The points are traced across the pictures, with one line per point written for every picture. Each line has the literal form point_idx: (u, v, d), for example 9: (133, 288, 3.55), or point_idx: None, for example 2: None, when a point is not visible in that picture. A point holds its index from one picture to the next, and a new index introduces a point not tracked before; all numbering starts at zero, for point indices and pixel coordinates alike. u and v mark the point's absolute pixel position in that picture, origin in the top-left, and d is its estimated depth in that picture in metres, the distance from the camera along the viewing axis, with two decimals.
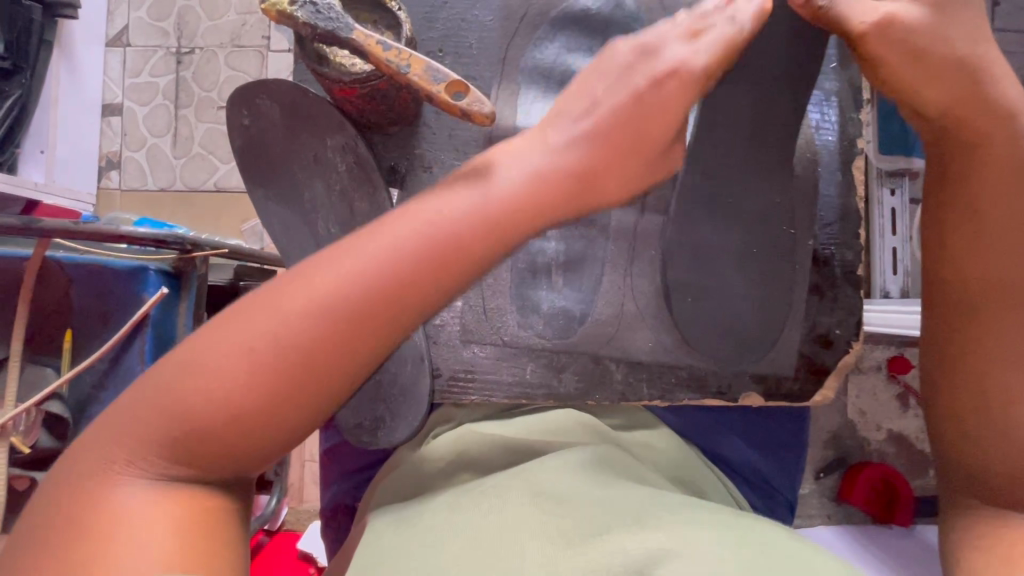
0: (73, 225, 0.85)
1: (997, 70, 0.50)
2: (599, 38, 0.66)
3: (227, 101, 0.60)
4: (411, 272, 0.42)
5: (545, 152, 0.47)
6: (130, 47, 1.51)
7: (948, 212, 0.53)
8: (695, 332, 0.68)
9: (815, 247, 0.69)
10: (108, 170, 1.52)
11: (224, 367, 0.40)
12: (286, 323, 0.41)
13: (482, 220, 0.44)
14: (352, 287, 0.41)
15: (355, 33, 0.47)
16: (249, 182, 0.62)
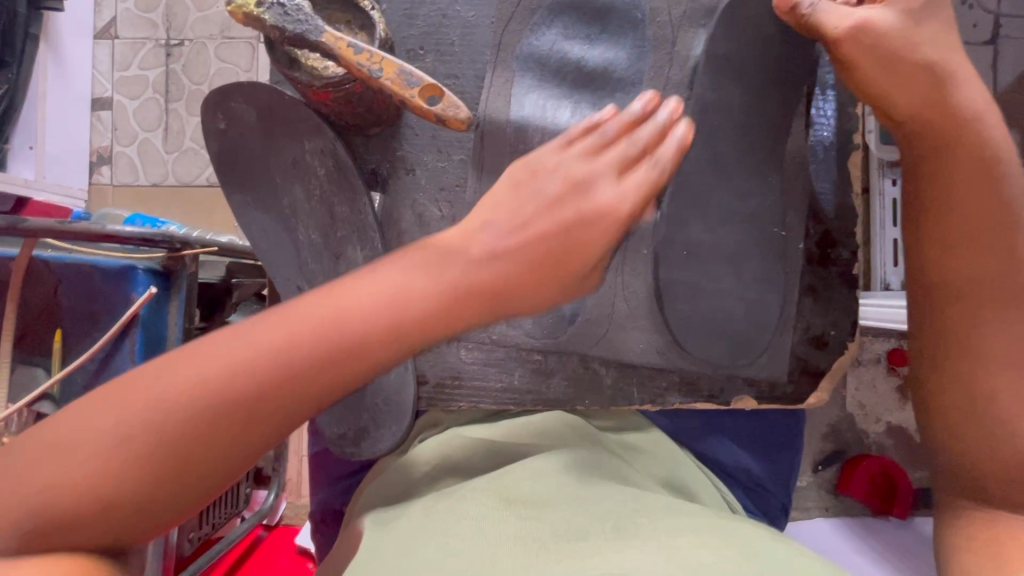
0: (57, 225, 0.83)
1: (962, 74, 0.52)
2: (597, 27, 0.63)
3: (202, 104, 0.58)
4: (358, 341, 0.44)
5: (498, 220, 0.48)
6: (118, 39, 1.48)
7: (925, 216, 0.54)
8: (687, 335, 0.66)
9: (810, 247, 0.67)
10: (100, 166, 1.50)
11: (184, 387, 0.43)
12: (224, 371, 0.43)
13: (427, 296, 0.45)
14: (304, 340, 0.44)
15: (325, 35, 0.45)
16: (227, 186, 0.60)
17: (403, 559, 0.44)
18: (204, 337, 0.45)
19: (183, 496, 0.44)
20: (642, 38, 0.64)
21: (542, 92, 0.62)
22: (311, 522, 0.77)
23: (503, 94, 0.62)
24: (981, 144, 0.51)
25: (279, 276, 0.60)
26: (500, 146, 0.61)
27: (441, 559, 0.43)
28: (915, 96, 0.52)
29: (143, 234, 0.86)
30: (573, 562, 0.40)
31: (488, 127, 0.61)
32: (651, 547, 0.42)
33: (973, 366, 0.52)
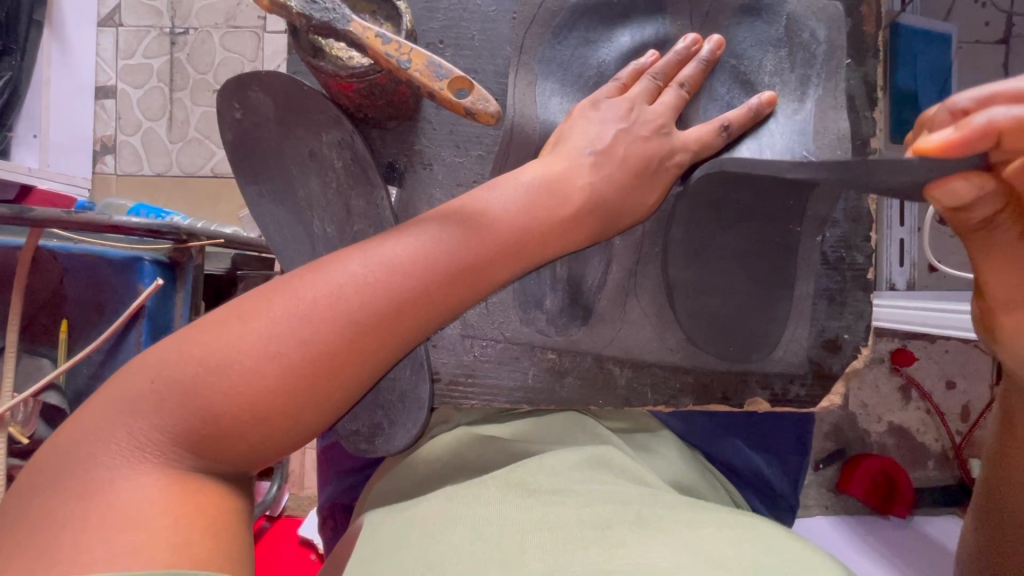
0: (63, 215, 0.82)
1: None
2: (621, 23, 0.62)
3: (218, 91, 0.57)
4: (446, 276, 0.45)
5: (564, 175, 0.52)
6: (122, 27, 1.45)
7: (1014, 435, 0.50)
8: (701, 332, 0.65)
9: (824, 250, 0.67)
10: (103, 155, 1.47)
11: (273, 340, 0.40)
12: (316, 325, 0.41)
13: (504, 234, 0.48)
14: (393, 282, 0.43)
15: (352, 25, 0.44)
16: (240, 179, 0.59)
17: (425, 544, 0.43)
18: (274, 292, 0.42)
19: (267, 458, 0.42)
20: (665, 34, 0.63)
21: (565, 94, 0.63)
22: (318, 517, 0.76)
23: (527, 81, 0.61)
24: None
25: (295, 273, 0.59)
26: (526, 143, 0.61)
27: (461, 546, 0.42)
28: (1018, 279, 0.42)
29: (150, 225, 0.86)
30: (593, 555, 0.40)
31: (517, 123, 0.60)
32: (677, 539, 0.41)
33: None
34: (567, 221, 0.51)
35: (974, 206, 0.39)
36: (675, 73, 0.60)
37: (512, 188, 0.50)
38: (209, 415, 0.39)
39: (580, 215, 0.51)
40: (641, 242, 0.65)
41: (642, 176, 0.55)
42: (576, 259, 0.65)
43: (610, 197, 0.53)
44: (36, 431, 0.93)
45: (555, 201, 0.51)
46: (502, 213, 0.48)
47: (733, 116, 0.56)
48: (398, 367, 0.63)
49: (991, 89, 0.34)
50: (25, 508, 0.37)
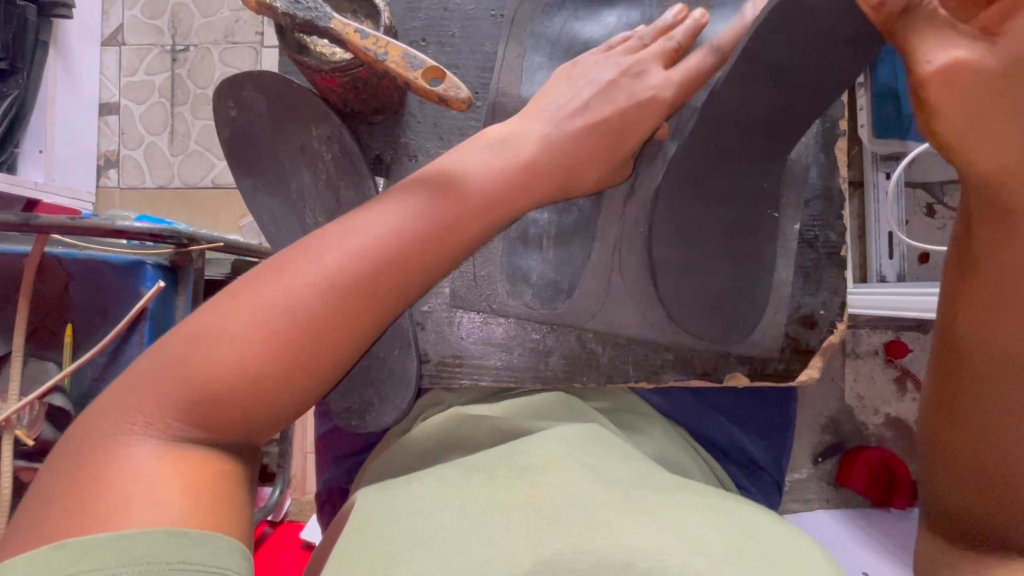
0: (68, 220, 0.87)
1: None
2: (601, 11, 0.66)
3: (215, 91, 0.59)
4: (421, 249, 0.47)
5: (531, 143, 0.54)
6: (125, 45, 1.53)
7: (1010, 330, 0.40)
8: (679, 310, 0.66)
9: (799, 230, 0.68)
10: (107, 169, 1.54)
11: (260, 307, 0.42)
12: (299, 292, 0.43)
13: (475, 197, 0.50)
14: (369, 245, 0.45)
15: (333, 22, 0.46)
16: (237, 174, 0.62)
17: (416, 520, 0.45)
18: (263, 269, 0.45)
19: (264, 427, 0.44)
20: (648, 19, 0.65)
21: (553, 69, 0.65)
22: (316, 504, 0.78)
23: (513, 73, 0.64)
24: None
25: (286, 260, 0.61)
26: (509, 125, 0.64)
27: (451, 524, 0.44)
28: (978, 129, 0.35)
29: (151, 229, 0.89)
30: (577, 535, 0.41)
31: (501, 101, 0.64)
32: (657, 521, 0.43)
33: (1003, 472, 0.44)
34: (536, 186, 0.53)
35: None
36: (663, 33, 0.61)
37: (489, 163, 0.52)
38: (200, 385, 0.42)
39: (551, 179, 0.54)
40: (626, 220, 0.68)
41: (611, 151, 0.57)
42: (564, 242, 0.69)
43: (581, 166, 0.56)
44: (41, 432, 0.98)
45: (523, 165, 0.53)
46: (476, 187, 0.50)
47: (723, 38, 0.58)
48: (386, 347, 0.66)
49: None
50: (50, 478, 0.40)
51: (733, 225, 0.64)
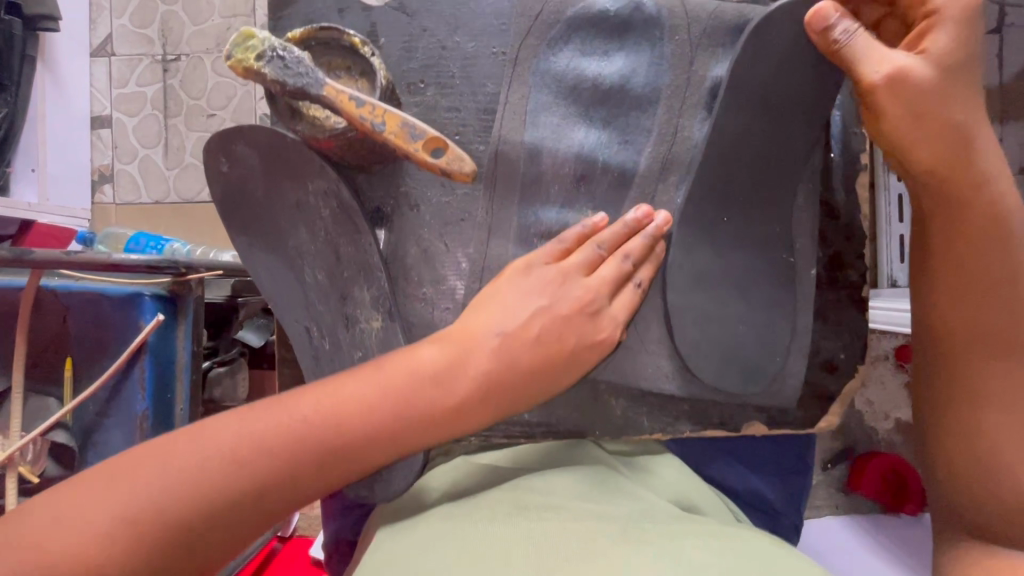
0: (63, 255, 0.86)
1: (994, 183, 0.51)
2: (615, 42, 0.63)
3: (204, 147, 0.57)
4: (368, 439, 0.49)
5: (474, 348, 0.53)
6: (115, 56, 1.49)
7: (955, 296, 0.54)
8: (698, 364, 0.62)
9: (822, 269, 0.65)
10: (102, 184, 1.50)
11: (146, 484, 0.44)
12: (190, 477, 0.44)
13: (391, 419, 0.50)
14: (274, 446, 0.47)
15: (326, 88, 0.43)
16: (234, 231, 0.60)
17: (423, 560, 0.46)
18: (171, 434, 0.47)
19: None
20: (661, 53, 0.63)
21: (558, 110, 0.63)
22: (324, 551, 0.78)
23: (519, 115, 0.62)
24: (989, 212, 0.51)
25: (289, 319, 0.60)
26: (511, 172, 0.62)
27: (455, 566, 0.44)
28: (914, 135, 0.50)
29: (148, 260, 0.92)
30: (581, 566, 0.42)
31: (503, 150, 0.61)
32: (666, 562, 0.42)
33: (975, 410, 0.54)
34: (468, 398, 0.52)
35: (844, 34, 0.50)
36: (622, 243, 0.58)
37: (423, 364, 0.52)
38: (175, 482, 0.44)
39: (477, 393, 0.52)
40: None
41: (559, 360, 0.55)
42: None
43: (523, 373, 0.54)
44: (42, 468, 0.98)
45: (453, 378, 0.51)
46: (451, 376, 0.51)
47: (644, 274, 0.59)
48: None
49: None
50: None
51: (748, 269, 0.62)
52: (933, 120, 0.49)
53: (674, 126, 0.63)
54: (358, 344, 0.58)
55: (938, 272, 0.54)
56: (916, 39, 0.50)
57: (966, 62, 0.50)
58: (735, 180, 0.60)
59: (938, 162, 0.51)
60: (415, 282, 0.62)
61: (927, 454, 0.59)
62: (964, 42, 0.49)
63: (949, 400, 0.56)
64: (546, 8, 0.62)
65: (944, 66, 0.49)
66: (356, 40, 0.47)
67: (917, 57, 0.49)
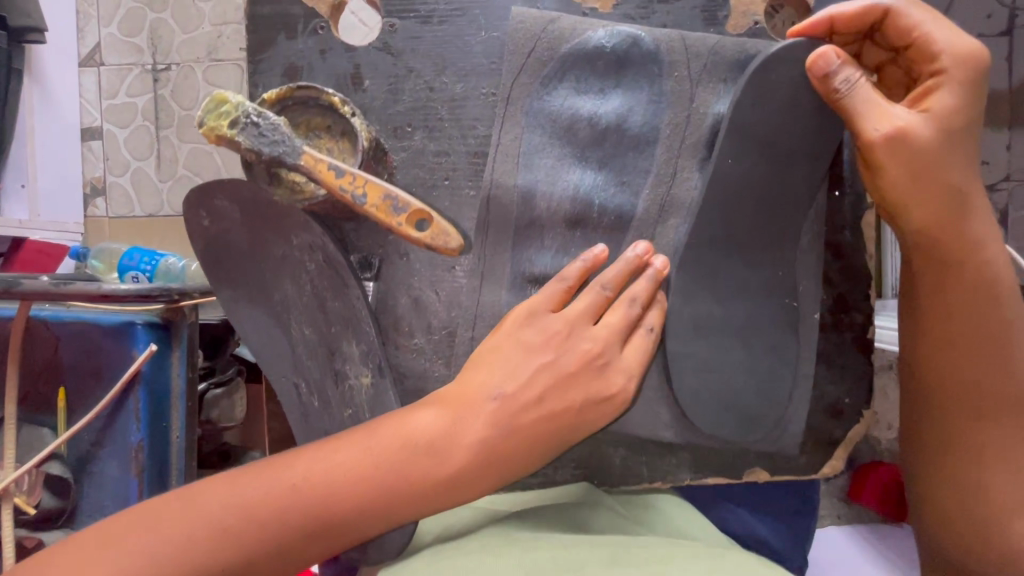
0: (51, 287, 0.81)
1: (985, 246, 0.52)
2: (612, 78, 0.59)
3: (183, 202, 0.55)
4: (356, 511, 0.47)
5: (473, 411, 0.50)
6: (104, 65, 1.35)
7: (948, 351, 0.53)
8: (699, 414, 0.59)
9: (824, 312, 0.62)
10: (94, 198, 1.39)
11: (133, 551, 0.42)
12: (176, 545, 0.43)
13: (384, 486, 0.47)
14: (262, 514, 0.45)
15: (304, 157, 0.41)
16: (215, 283, 0.58)
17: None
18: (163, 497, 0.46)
19: None
20: (659, 91, 0.59)
21: (552, 151, 0.59)
22: None
23: (511, 158, 0.59)
24: (980, 274, 0.52)
25: (276, 374, 0.58)
26: (504, 217, 0.59)
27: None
28: (918, 194, 0.50)
29: (138, 290, 0.83)
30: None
31: (495, 194, 0.59)
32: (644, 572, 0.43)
33: (969, 459, 0.54)
34: (464, 466, 0.49)
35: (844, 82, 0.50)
36: (625, 284, 0.57)
37: (420, 429, 0.49)
38: (159, 551, 0.42)
39: (473, 459, 0.49)
40: None
41: (569, 420, 0.52)
42: None
43: (528, 439, 0.51)
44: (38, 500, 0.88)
45: (449, 444, 0.49)
46: (447, 444, 0.49)
47: (653, 318, 0.57)
48: None
49: (832, 13, 0.51)
50: None
51: (752, 315, 0.58)
52: (936, 180, 0.50)
53: (672, 168, 0.60)
54: (348, 403, 0.56)
55: (932, 327, 0.54)
56: (920, 96, 0.50)
57: (970, 123, 0.50)
58: (737, 222, 0.57)
59: (941, 220, 0.51)
60: (405, 332, 0.60)
61: (916, 498, 0.59)
62: (969, 102, 0.50)
63: (945, 454, 0.55)
64: (538, 45, 0.58)
65: (946, 127, 0.49)
66: (335, 101, 0.45)
67: (919, 115, 0.49)
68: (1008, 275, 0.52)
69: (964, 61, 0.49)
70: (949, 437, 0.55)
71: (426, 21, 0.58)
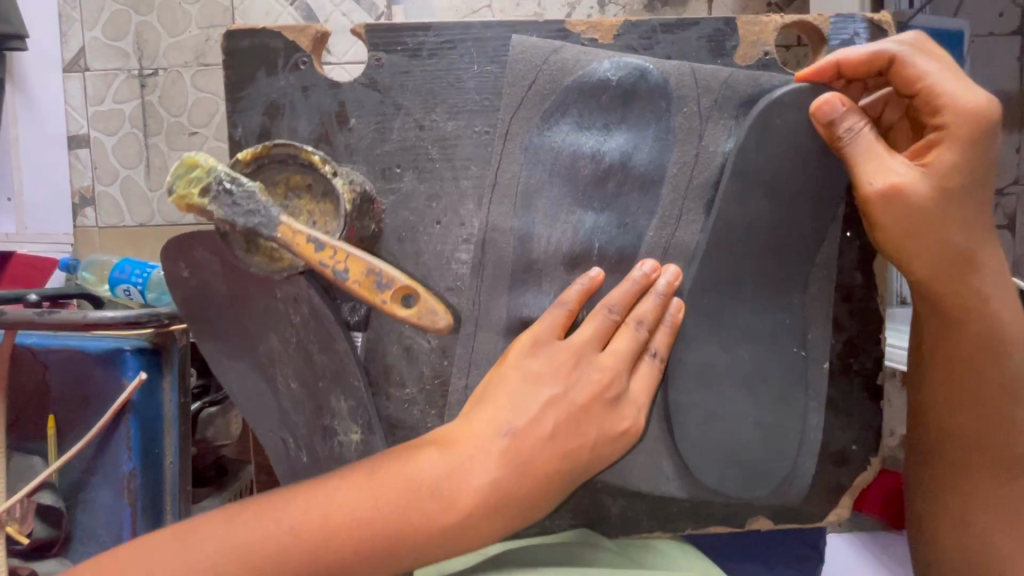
0: (34, 316, 0.73)
1: (994, 301, 0.50)
2: (617, 114, 0.55)
3: (162, 253, 0.53)
4: (352, 562, 0.43)
5: (480, 451, 0.46)
6: (89, 71, 1.09)
7: (956, 403, 0.52)
8: (700, 466, 0.58)
9: (834, 357, 0.60)
10: (82, 209, 1.14)
11: None
12: None
13: (383, 534, 0.43)
14: (252, 564, 0.41)
15: (280, 228, 0.39)
16: (198, 335, 0.55)
17: None
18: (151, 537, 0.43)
19: None
20: (667, 127, 0.56)
21: (552, 191, 0.56)
22: None
23: (508, 199, 0.56)
24: (987, 331, 0.50)
25: (260, 429, 0.55)
26: (502, 259, 0.56)
27: None
28: (917, 247, 0.49)
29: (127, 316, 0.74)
30: None
31: (491, 236, 0.56)
32: None
33: (965, 514, 0.53)
34: (468, 512, 0.45)
35: (845, 129, 0.49)
36: (634, 305, 0.54)
37: (423, 470, 0.46)
38: None
39: (479, 504, 0.45)
40: None
41: (582, 455, 0.49)
42: None
43: (533, 483, 0.47)
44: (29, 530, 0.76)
45: (452, 489, 0.45)
46: (452, 484, 0.45)
47: (660, 343, 0.54)
48: None
49: (839, 56, 0.50)
50: None
51: (758, 365, 0.56)
52: (940, 235, 0.48)
53: (678, 210, 0.56)
54: (336, 459, 0.54)
55: (935, 378, 0.53)
56: (924, 149, 0.49)
57: (975, 180, 0.48)
58: (743, 268, 0.55)
59: (938, 276, 0.49)
60: (396, 383, 0.57)
61: (913, 547, 0.57)
62: (974, 159, 0.47)
63: (944, 505, 0.54)
64: (538, 78, 0.55)
65: (945, 184, 0.48)
66: (314, 158, 0.42)
67: (917, 169, 0.48)
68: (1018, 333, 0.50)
69: (972, 117, 0.47)
70: (948, 488, 0.54)
71: (416, 55, 0.55)
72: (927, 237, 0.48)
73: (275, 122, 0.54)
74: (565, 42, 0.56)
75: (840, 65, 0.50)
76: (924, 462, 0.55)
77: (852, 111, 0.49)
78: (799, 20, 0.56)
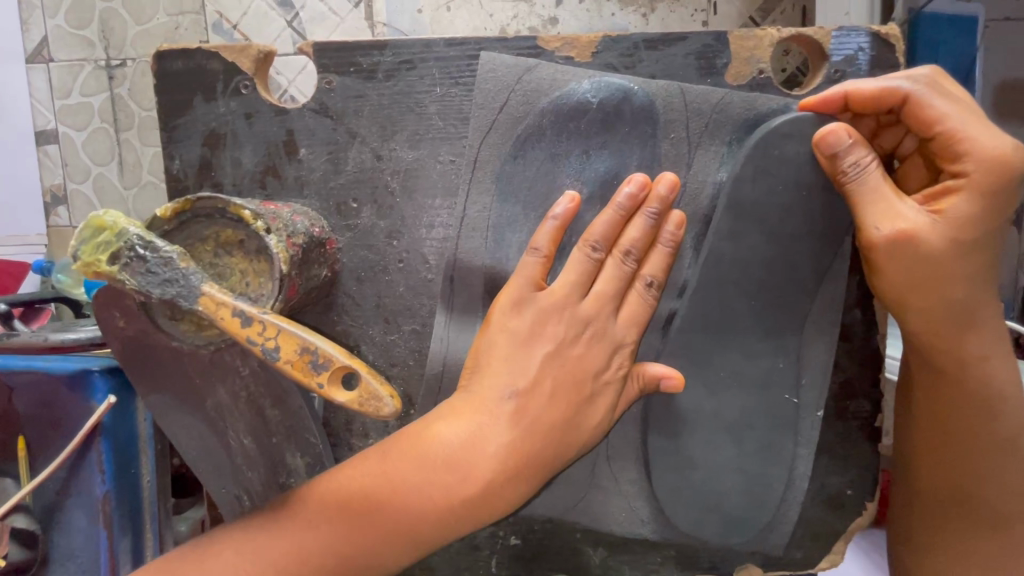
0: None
1: (989, 358, 0.47)
2: (599, 140, 0.50)
3: (93, 302, 0.48)
4: (378, 543, 0.42)
5: (493, 417, 0.44)
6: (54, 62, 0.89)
7: (947, 459, 0.50)
8: (684, 515, 0.55)
9: (829, 399, 0.56)
10: (54, 206, 0.94)
11: None
12: None
13: (408, 511, 0.43)
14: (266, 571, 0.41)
15: (203, 300, 0.38)
16: (141, 388, 0.50)
17: None
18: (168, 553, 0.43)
19: None
20: (652, 154, 0.50)
21: (526, 225, 0.50)
22: None
23: (478, 233, 0.50)
24: (979, 389, 0.48)
25: (212, 485, 0.52)
26: (472, 298, 0.51)
27: None
28: (920, 300, 0.46)
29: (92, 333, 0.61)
30: None
31: (458, 270, 0.50)
32: None
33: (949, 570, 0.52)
34: (492, 481, 0.43)
35: (851, 165, 0.45)
36: (617, 237, 0.47)
37: (434, 445, 0.44)
38: None
39: (505, 470, 0.44)
40: None
41: (582, 405, 0.47)
42: None
43: (541, 446, 0.45)
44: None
45: (470, 459, 0.43)
46: (465, 459, 0.43)
47: (656, 270, 0.48)
48: None
49: (846, 88, 0.46)
50: None
51: (749, 413, 0.52)
52: (946, 291, 0.46)
53: None
54: None
55: (928, 433, 0.51)
56: (937, 194, 0.46)
57: (991, 229, 0.45)
58: (737, 310, 0.50)
59: (944, 327, 0.47)
60: (359, 433, 0.53)
61: None
62: (991, 209, 0.44)
63: (930, 558, 0.52)
64: (511, 100, 0.49)
65: (961, 233, 0.44)
66: (244, 214, 0.41)
67: (929, 215, 0.45)
68: (1014, 391, 0.48)
69: (991, 166, 0.43)
70: (931, 539, 0.52)
71: (371, 76, 0.50)
72: (941, 286, 0.45)
73: (215, 153, 0.50)
74: (537, 60, 0.51)
75: (849, 96, 0.46)
76: (912, 513, 0.53)
77: (860, 146, 0.45)
78: (798, 33, 0.51)
